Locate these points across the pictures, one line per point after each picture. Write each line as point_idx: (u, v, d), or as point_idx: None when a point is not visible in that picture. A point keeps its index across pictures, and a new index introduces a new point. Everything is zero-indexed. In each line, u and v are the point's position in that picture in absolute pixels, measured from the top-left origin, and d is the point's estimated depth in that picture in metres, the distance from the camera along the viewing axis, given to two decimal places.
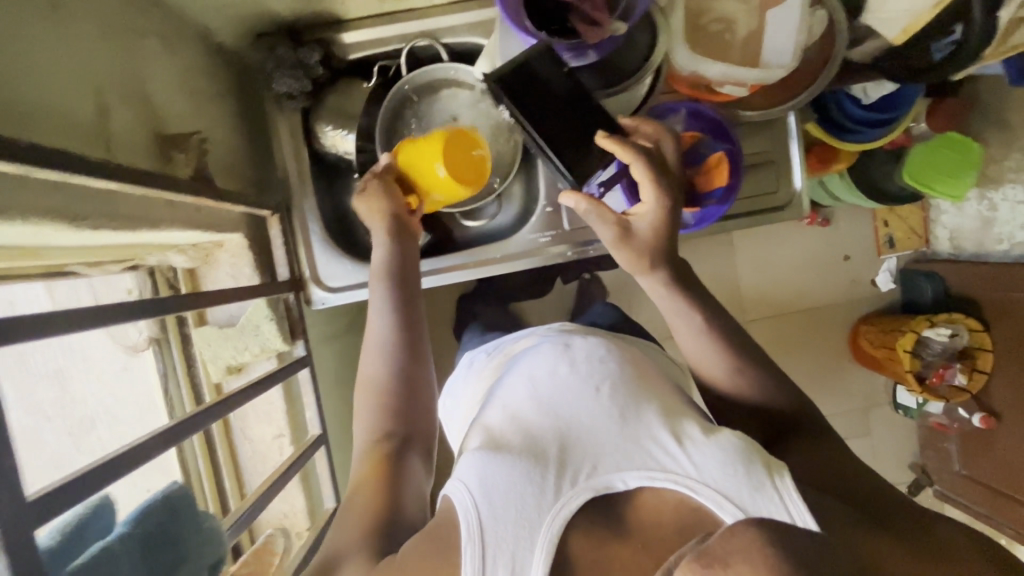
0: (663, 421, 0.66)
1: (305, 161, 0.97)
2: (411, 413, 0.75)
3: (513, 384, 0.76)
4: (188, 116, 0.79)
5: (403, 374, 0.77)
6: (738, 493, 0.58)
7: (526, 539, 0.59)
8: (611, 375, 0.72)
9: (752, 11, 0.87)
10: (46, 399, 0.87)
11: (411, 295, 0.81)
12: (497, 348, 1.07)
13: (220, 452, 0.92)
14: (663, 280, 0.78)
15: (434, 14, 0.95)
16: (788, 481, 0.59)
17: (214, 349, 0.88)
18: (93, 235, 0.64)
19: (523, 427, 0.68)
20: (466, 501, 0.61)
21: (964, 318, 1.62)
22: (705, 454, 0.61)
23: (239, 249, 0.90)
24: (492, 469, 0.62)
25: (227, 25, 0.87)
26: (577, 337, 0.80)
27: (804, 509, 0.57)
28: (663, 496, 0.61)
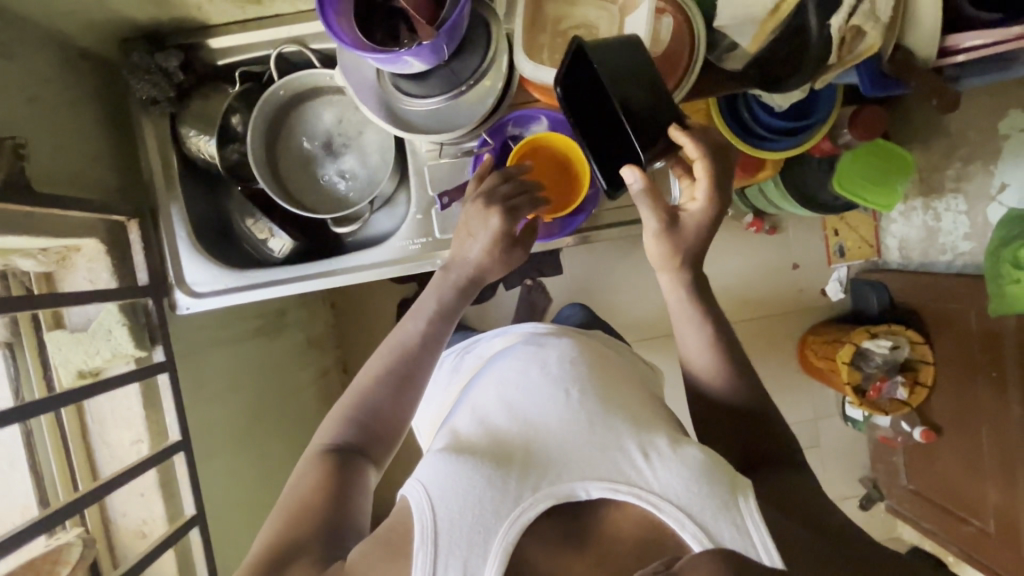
0: (633, 433, 0.67)
1: (173, 166, 0.97)
2: (387, 423, 0.77)
3: (485, 388, 0.80)
4: (23, 121, 0.80)
5: (395, 383, 0.78)
6: (700, 510, 0.58)
7: (485, 537, 0.59)
8: (580, 381, 0.75)
9: (613, 16, 0.88)
10: None
11: (447, 325, 0.84)
12: (466, 348, 1.07)
13: (76, 455, 0.92)
14: (684, 284, 0.79)
15: (300, 20, 0.95)
16: (752, 504, 0.59)
17: (64, 355, 0.89)
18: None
19: (490, 432, 0.70)
20: (421, 501, 0.62)
21: (907, 329, 1.56)
22: (672, 470, 0.62)
23: (95, 252, 0.89)
24: (454, 469, 0.64)
25: (80, 31, 0.88)
26: (549, 343, 0.85)
27: (774, 550, 0.56)
28: (624, 510, 0.61)
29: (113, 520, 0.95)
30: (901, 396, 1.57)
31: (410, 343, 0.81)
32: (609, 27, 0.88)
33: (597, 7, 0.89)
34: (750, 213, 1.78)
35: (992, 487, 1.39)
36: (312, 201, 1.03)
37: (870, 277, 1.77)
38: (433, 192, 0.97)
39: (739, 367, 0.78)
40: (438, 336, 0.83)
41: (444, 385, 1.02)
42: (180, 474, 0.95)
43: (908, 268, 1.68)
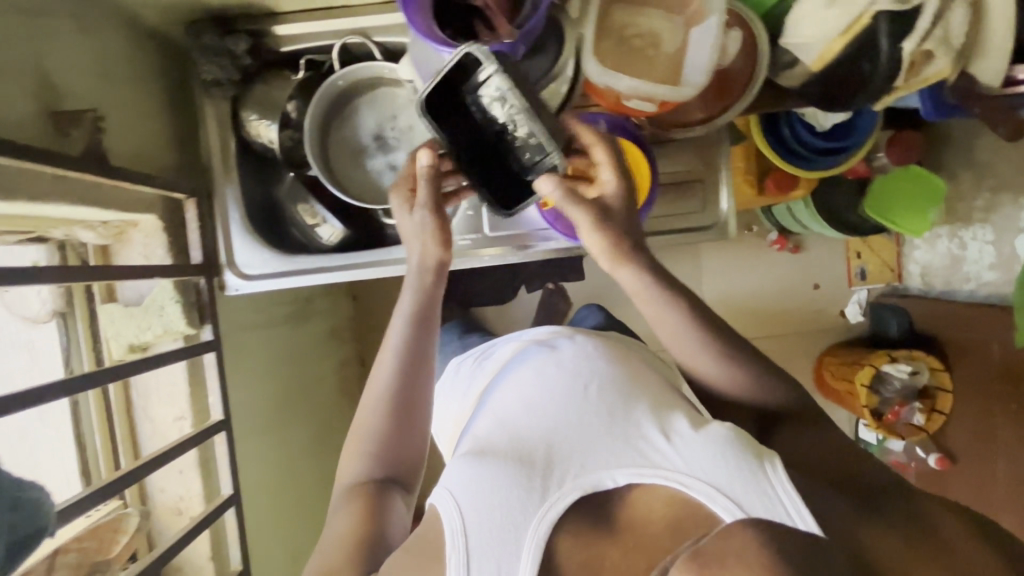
0: (651, 419, 0.67)
1: (231, 149, 0.98)
2: (406, 439, 0.79)
3: (503, 393, 0.80)
4: (101, 94, 0.81)
5: (399, 399, 0.78)
6: (730, 485, 0.58)
7: (517, 533, 0.61)
8: (598, 374, 0.74)
9: (676, 28, 0.89)
10: None
11: (429, 328, 0.81)
12: (484, 354, 1.07)
13: (120, 428, 0.93)
14: (644, 271, 0.72)
15: (366, 13, 0.96)
16: (780, 470, 0.58)
17: (117, 328, 0.89)
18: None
19: (508, 432, 0.71)
20: (450, 510, 0.63)
21: (926, 355, 1.58)
22: (693, 447, 0.62)
23: (153, 230, 0.91)
24: (477, 477, 0.65)
25: (153, 11, 0.89)
26: (563, 340, 0.85)
27: (805, 508, 0.55)
28: (653, 493, 0.61)
29: (151, 495, 0.95)
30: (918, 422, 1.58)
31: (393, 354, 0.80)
32: (673, 39, 0.90)
33: (662, 16, 0.89)
34: (774, 230, 1.81)
35: (1008, 517, 1.40)
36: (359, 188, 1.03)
37: (890, 301, 1.78)
38: None
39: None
40: (421, 342, 0.81)
41: (463, 391, 1.01)
42: (219, 453, 0.95)
43: (929, 295, 1.69)
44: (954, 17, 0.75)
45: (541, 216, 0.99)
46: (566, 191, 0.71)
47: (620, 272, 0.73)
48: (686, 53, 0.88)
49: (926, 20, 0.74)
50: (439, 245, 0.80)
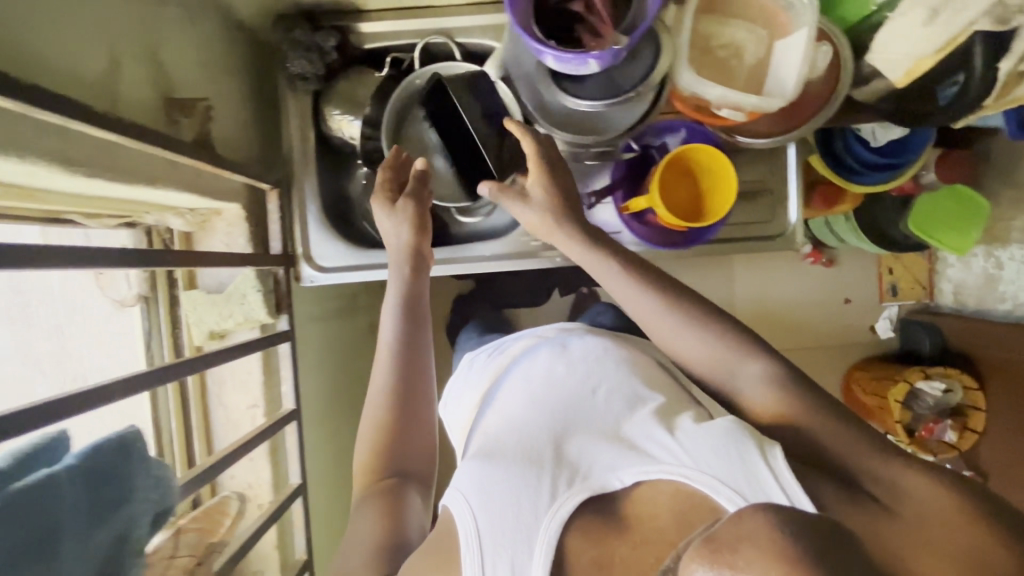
0: (655, 420, 0.68)
1: (311, 142, 1.00)
2: (416, 438, 0.81)
3: (515, 396, 0.82)
4: (200, 83, 0.83)
5: (406, 397, 0.81)
6: (734, 479, 0.57)
7: (528, 531, 0.61)
8: (607, 380, 0.78)
9: (761, 40, 0.91)
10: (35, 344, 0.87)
11: (419, 324, 0.85)
12: (499, 347, 1.03)
13: (194, 413, 0.94)
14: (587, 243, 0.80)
15: (450, 14, 0.98)
16: (779, 455, 0.57)
17: (199, 314, 0.90)
18: (102, 187, 0.65)
19: (519, 435, 0.72)
20: (465, 512, 0.64)
21: (960, 373, 1.59)
22: (696, 440, 0.62)
23: (236, 219, 0.92)
24: (489, 479, 0.66)
25: (247, 3, 0.90)
26: (575, 339, 0.86)
27: (799, 488, 0.55)
28: (656, 488, 0.61)
29: (221, 483, 0.96)
30: (950, 439, 1.59)
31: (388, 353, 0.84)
32: (757, 50, 0.91)
33: (747, 28, 0.90)
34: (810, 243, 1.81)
35: None
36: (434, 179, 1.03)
37: (921, 317, 1.80)
38: None
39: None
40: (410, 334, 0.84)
41: (468, 384, 0.98)
42: (289, 442, 0.96)
43: (963, 313, 1.70)
44: None
45: (620, 219, 0.99)
46: (498, 188, 0.85)
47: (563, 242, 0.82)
48: (770, 65, 0.90)
49: None
50: (414, 230, 0.85)
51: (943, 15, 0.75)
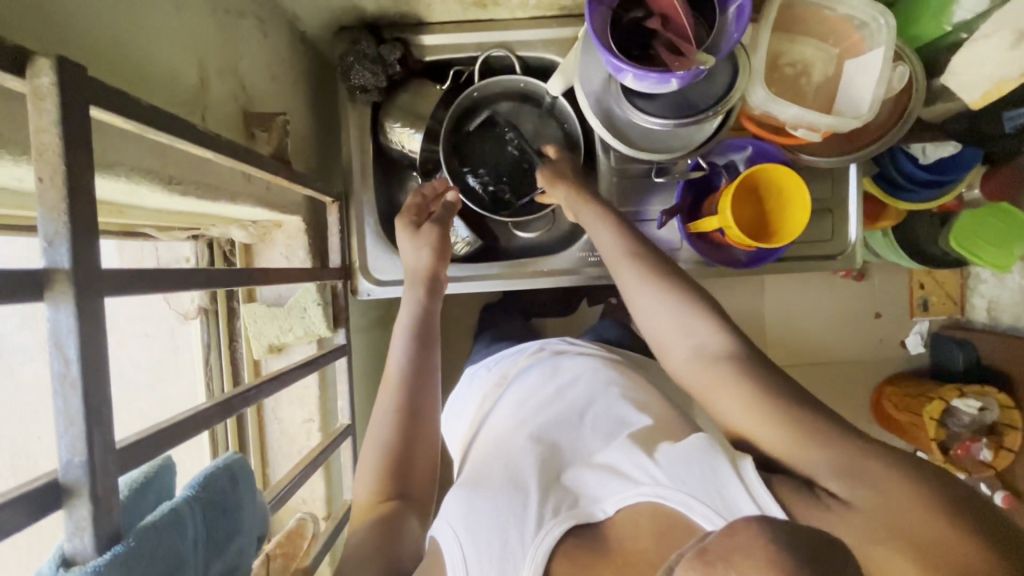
0: (636, 444, 0.65)
1: (368, 154, 0.99)
2: (421, 468, 0.75)
3: (511, 421, 0.80)
4: (269, 95, 0.81)
5: (409, 419, 0.76)
6: (709, 497, 0.53)
7: (513, 560, 0.57)
8: (596, 406, 0.77)
9: (830, 58, 0.90)
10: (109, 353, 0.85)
11: (429, 345, 0.80)
12: (498, 361, 1.03)
13: (250, 428, 0.93)
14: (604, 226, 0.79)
15: (513, 27, 0.97)
16: (748, 465, 0.53)
17: (259, 327, 0.89)
18: (191, 203, 0.64)
19: (511, 459, 0.70)
20: (452, 541, 0.60)
21: (995, 392, 1.57)
22: (669, 457, 0.58)
23: (296, 232, 0.91)
24: (478, 504, 0.62)
25: (313, 14, 0.89)
26: (566, 363, 0.88)
27: (770, 495, 0.51)
28: (636, 512, 0.57)
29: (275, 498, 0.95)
30: (986, 458, 1.57)
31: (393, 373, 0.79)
32: (825, 68, 0.90)
33: (817, 46, 0.89)
34: None
35: None
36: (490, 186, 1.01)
37: (953, 333, 1.78)
38: (618, 209, 1.01)
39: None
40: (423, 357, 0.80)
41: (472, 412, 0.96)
42: (343, 458, 0.95)
43: (996, 330, 1.69)
44: None
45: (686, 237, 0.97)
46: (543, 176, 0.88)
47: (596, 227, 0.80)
48: (840, 82, 0.89)
49: None
50: (435, 255, 0.83)
51: None
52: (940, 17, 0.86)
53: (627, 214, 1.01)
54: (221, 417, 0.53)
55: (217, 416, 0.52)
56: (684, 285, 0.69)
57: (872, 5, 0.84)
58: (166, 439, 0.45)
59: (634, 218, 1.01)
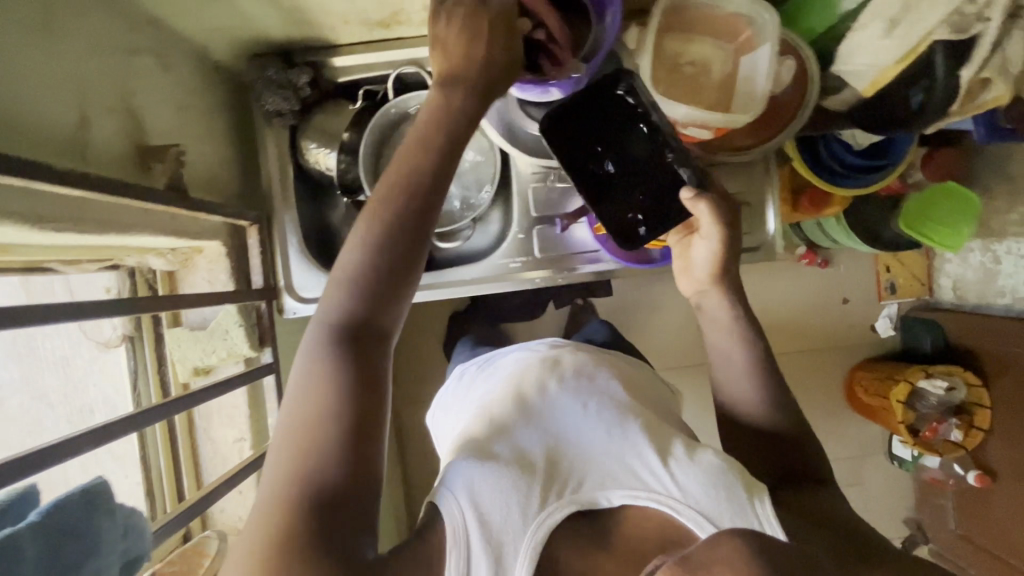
0: (652, 443, 0.73)
1: (289, 176, 1.01)
2: (403, 298, 0.61)
3: (504, 398, 0.84)
4: (174, 126, 0.84)
5: (404, 240, 0.60)
6: (718, 513, 0.66)
7: (514, 537, 0.65)
8: (598, 395, 0.81)
9: (727, 55, 0.91)
10: (60, 383, 0.92)
11: (449, 166, 0.63)
12: (486, 360, 1.09)
13: (182, 449, 0.96)
14: (723, 302, 0.83)
15: (422, 44, 0.99)
16: (767, 505, 0.66)
17: (183, 351, 0.92)
18: (75, 237, 0.68)
19: (514, 441, 0.74)
20: (454, 513, 0.64)
21: (962, 371, 1.59)
22: (688, 474, 0.69)
23: (217, 255, 0.94)
24: (481, 479, 0.67)
25: (222, 45, 0.92)
26: (566, 353, 0.92)
27: (779, 527, 0.66)
28: (644, 513, 0.68)
29: (211, 517, 0.97)
30: (956, 438, 1.58)
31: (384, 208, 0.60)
32: (724, 65, 0.92)
33: (712, 44, 0.91)
34: (803, 244, 1.78)
35: None
36: (623, 201, 0.88)
37: (922, 314, 1.77)
38: (535, 214, 1.04)
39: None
40: (426, 206, 0.62)
41: (464, 397, 1.00)
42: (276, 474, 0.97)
43: (963, 309, 1.68)
44: (1013, 44, 0.74)
45: (594, 238, 1.02)
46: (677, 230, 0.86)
47: (706, 296, 0.84)
48: (738, 78, 0.90)
49: (987, 47, 0.74)
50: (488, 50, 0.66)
51: (901, 24, 0.75)
52: (827, 10, 0.87)
53: (544, 219, 1.04)
54: (93, 444, 0.61)
55: (90, 441, 0.61)
56: (748, 334, 0.83)
57: (756, 2, 0.85)
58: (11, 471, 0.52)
59: (549, 222, 1.04)
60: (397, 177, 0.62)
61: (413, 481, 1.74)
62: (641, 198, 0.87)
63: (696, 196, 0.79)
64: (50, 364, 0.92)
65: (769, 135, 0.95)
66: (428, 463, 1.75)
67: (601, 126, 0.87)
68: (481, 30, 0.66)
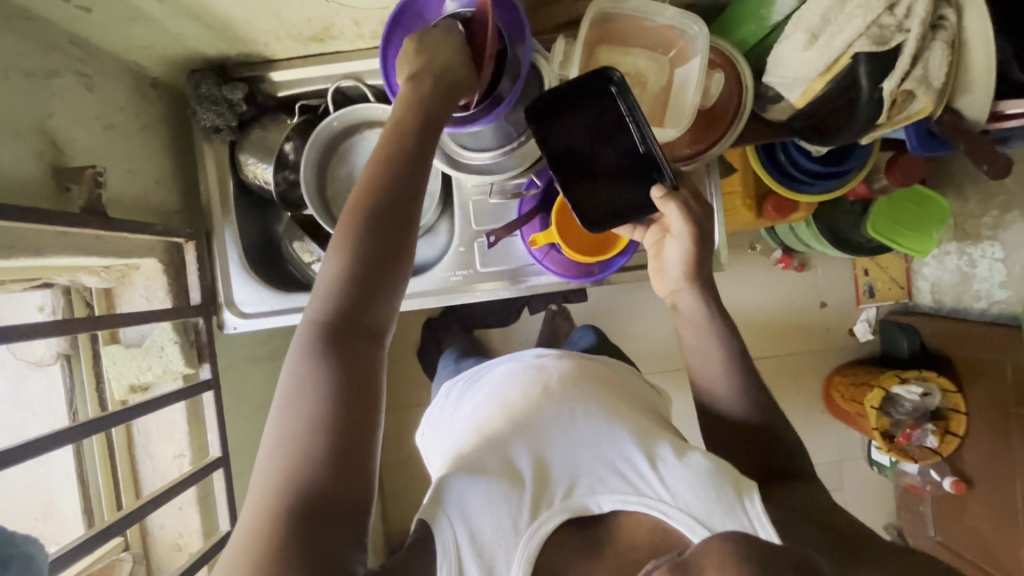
0: (639, 446, 0.74)
1: (229, 191, 1.02)
2: (385, 283, 0.60)
3: (494, 412, 0.85)
4: (100, 145, 0.84)
5: (382, 224, 0.60)
6: (708, 516, 0.65)
7: (507, 549, 0.67)
8: (584, 401, 0.83)
9: (662, 67, 0.91)
10: (28, 397, 0.94)
11: (424, 151, 0.65)
12: (472, 375, 1.08)
13: (122, 464, 0.96)
14: (701, 303, 0.84)
15: (359, 57, 0.99)
16: (757, 503, 0.65)
17: (119, 369, 0.92)
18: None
19: (505, 452, 0.76)
20: (444, 523, 0.66)
21: (937, 376, 1.55)
22: (676, 478, 0.69)
23: (153, 272, 0.93)
24: (471, 492, 0.69)
25: (155, 62, 0.93)
26: (552, 362, 0.93)
27: (771, 526, 0.64)
28: (634, 519, 0.69)
29: (151, 532, 0.98)
30: (931, 444, 1.55)
31: (359, 213, 0.60)
32: (659, 76, 0.91)
33: (645, 56, 0.90)
34: (778, 248, 1.76)
35: None
36: (614, 205, 0.85)
37: (901, 319, 1.74)
38: (476, 227, 1.03)
39: (743, 414, 0.82)
40: (402, 210, 0.62)
41: (450, 415, 0.99)
42: (217, 490, 0.97)
43: (940, 313, 1.65)
44: (934, 56, 0.73)
45: (529, 252, 1.02)
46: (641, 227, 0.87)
47: (681, 295, 0.85)
48: (672, 91, 0.90)
49: (908, 58, 0.72)
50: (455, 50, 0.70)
51: None
52: (759, 19, 0.86)
53: (484, 232, 1.03)
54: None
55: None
56: (730, 333, 0.84)
57: (684, 14, 0.85)
58: None
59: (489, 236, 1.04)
60: (373, 178, 0.62)
61: (386, 489, 1.73)
62: (635, 205, 0.84)
63: (666, 195, 0.79)
64: (16, 379, 0.94)
65: (715, 143, 0.92)
66: (403, 471, 1.74)
67: (586, 124, 0.84)
68: (438, 57, 0.69)
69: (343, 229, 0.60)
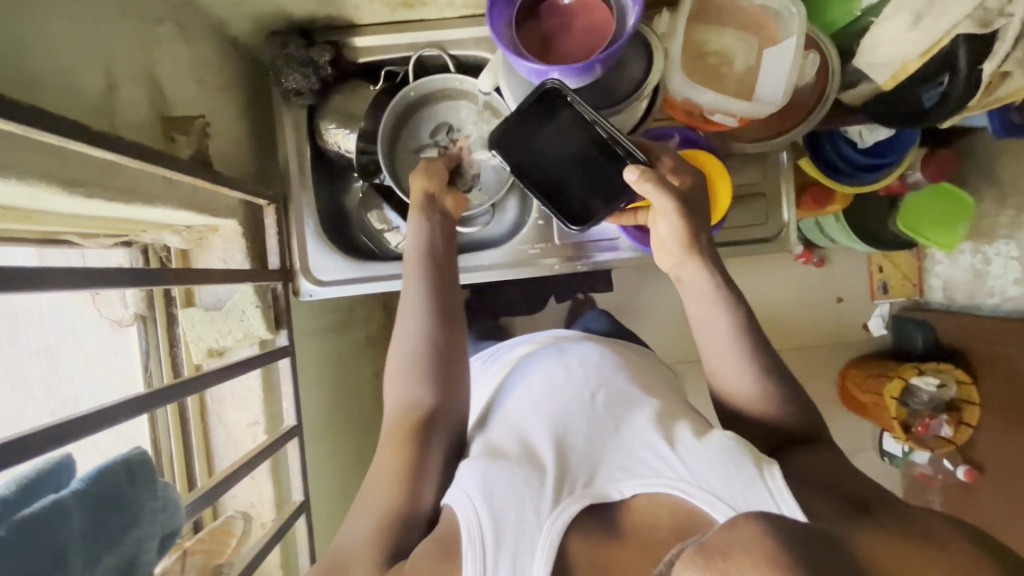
0: (656, 429, 0.68)
1: (307, 153, 1.00)
2: (445, 365, 0.76)
3: (511, 396, 0.79)
4: (192, 99, 0.82)
5: (436, 321, 0.77)
6: (729, 493, 0.58)
7: (530, 536, 0.58)
8: (604, 383, 0.77)
9: (751, 48, 0.92)
10: (94, 360, 0.91)
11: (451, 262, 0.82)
12: (493, 356, 1.04)
13: (193, 431, 0.94)
14: (716, 277, 0.78)
15: (444, 26, 0.98)
16: (777, 475, 0.58)
17: (198, 331, 0.90)
18: (106, 208, 0.68)
19: (522, 436, 0.70)
20: (467, 508, 0.61)
21: (951, 368, 1.59)
22: (696, 455, 0.62)
23: (232, 235, 0.91)
24: (493, 475, 0.63)
25: (241, 20, 0.91)
26: (570, 345, 0.87)
27: (793, 502, 0.57)
28: (655, 500, 0.61)
29: (222, 503, 0.96)
30: (947, 434, 1.58)
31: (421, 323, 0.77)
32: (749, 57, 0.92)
33: (736, 36, 0.92)
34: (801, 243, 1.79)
35: None
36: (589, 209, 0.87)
37: (913, 314, 1.76)
38: None
39: None
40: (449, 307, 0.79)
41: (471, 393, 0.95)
42: (290, 460, 0.96)
43: (952, 309, 1.71)
44: None
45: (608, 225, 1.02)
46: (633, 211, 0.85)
47: (683, 268, 0.81)
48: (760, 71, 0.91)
49: (1010, 40, 0.76)
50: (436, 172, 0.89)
51: (927, 18, 0.77)
52: None
53: None
54: (103, 429, 0.58)
55: (122, 415, 0.60)
56: (744, 310, 0.78)
57: None
58: (61, 436, 0.53)
59: None
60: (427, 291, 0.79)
61: None
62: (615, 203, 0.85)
63: (640, 176, 0.76)
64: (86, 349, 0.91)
65: (795, 122, 0.95)
66: None
67: (561, 134, 0.85)
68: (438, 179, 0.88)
69: (404, 341, 0.77)
